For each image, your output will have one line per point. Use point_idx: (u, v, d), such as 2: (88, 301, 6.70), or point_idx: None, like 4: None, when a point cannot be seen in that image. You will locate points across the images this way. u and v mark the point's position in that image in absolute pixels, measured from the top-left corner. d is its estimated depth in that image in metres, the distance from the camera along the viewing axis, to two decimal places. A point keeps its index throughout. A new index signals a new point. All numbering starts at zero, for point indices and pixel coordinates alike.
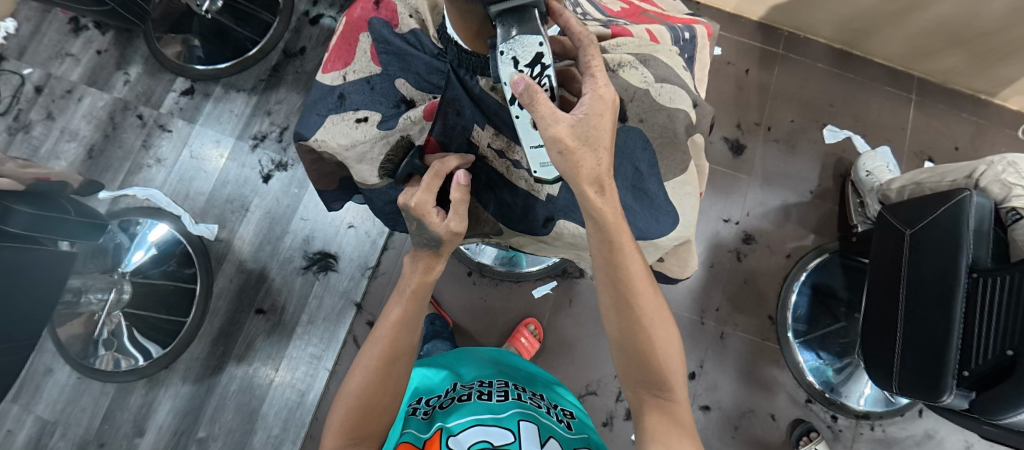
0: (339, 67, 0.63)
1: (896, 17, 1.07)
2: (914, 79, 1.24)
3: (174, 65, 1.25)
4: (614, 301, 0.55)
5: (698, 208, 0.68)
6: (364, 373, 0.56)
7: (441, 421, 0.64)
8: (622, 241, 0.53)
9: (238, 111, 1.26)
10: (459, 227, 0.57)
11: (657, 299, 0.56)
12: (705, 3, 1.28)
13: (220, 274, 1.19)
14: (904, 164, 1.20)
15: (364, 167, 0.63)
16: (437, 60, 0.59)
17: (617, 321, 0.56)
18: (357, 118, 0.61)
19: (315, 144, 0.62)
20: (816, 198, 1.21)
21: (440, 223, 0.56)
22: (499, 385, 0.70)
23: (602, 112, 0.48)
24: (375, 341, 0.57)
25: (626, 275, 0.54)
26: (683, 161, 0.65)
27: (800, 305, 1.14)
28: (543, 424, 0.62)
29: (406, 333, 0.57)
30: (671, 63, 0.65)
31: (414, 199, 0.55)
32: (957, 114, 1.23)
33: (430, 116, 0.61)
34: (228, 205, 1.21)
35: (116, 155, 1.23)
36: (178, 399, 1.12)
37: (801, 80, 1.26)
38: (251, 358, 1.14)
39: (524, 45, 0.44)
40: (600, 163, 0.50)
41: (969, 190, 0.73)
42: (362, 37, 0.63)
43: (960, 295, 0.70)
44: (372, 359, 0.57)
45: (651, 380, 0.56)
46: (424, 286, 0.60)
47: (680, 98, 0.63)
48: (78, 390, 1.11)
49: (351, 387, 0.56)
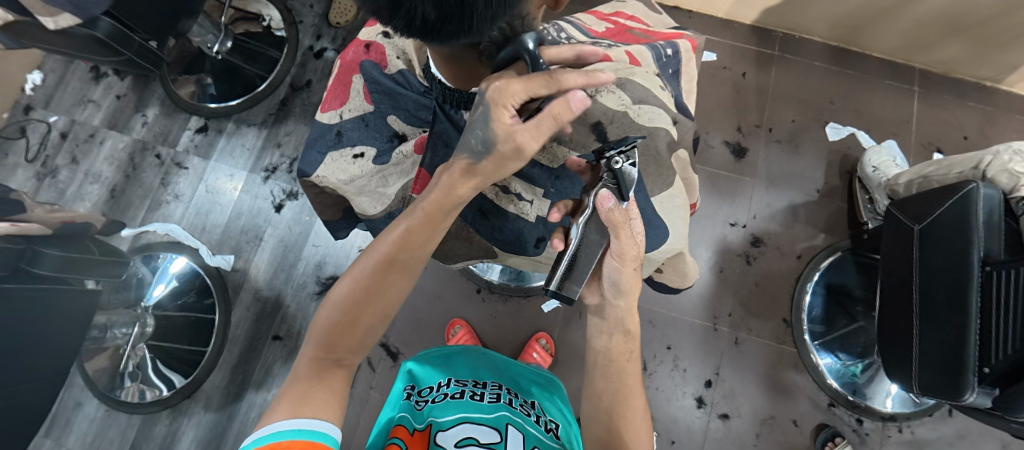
0: (335, 107, 0.66)
1: (890, 12, 1.07)
2: (915, 71, 1.23)
3: (188, 105, 1.30)
4: (605, 389, 0.61)
5: (688, 220, 0.68)
6: (355, 281, 0.56)
7: (432, 415, 0.66)
8: (631, 325, 0.62)
9: (249, 144, 1.30)
10: (526, 144, 0.49)
11: (644, 405, 0.61)
12: (697, 11, 1.29)
13: (237, 303, 1.22)
14: (912, 157, 1.19)
15: (363, 199, 0.65)
16: (425, 98, 0.63)
17: (601, 383, 0.61)
18: (353, 155, 0.65)
19: (317, 180, 0.65)
20: (823, 197, 1.20)
21: (506, 124, 0.48)
22: (493, 387, 0.72)
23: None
24: (372, 256, 0.57)
25: (625, 372, 0.61)
26: (669, 174, 0.66)
27: (815, 306, 1.12)
28: (528, 431, 0.63)
29: (417, 235, 0.56)
30: (648, 84, 0.66)
31: (503, 83, 0.45)
32: (963, 103, 1.20)
33: (420, 149, 0.64)
34: (243, 236, 1.25)
35: (137, 193, 1.28)
36: (200, 427, 1.15)
37: (799, 80, 1.25)
38: (269, 384, 1.17)
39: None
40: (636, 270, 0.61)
41: (975, 181, 0.72)
42: (355, 79, 0.66)
43: (975, 290, 0.69)
44: (366, 272, 0.56)
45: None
46: (442, 212, 0.56)
47: (659, 117, 0.64)
48: (106, 423, 1.15)
49: (340, 291, 0.57)
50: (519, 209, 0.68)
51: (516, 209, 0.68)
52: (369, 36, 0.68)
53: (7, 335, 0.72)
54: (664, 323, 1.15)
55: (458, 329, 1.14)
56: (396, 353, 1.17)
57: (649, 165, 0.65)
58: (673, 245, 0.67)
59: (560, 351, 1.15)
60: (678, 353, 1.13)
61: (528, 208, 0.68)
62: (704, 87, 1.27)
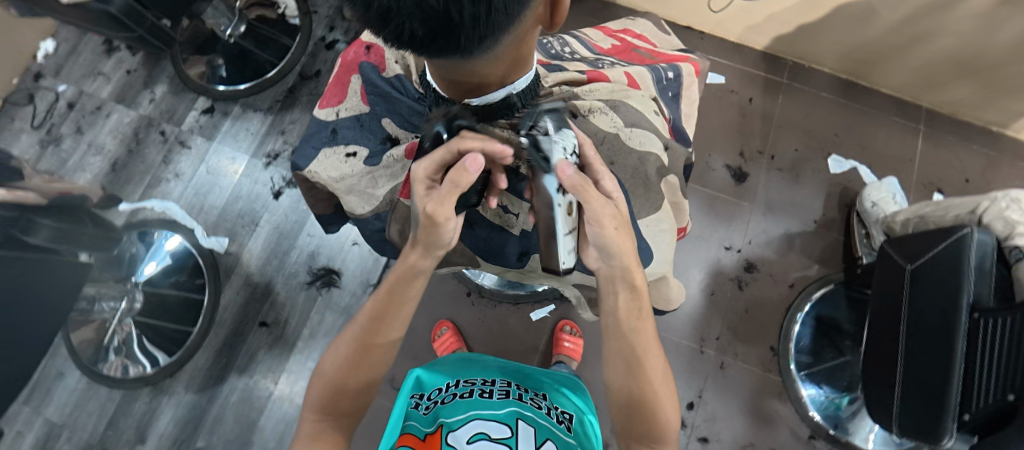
0: (333, 104, 0.67)
1: (902, 49, 1.07)
2: (922, 110, 1.23)
3: (196, 85, 1.31)
4: (623, 357, 0.57)
5: (674, 244, 0.67)
6: (342, 348, 0.59)
7: (441, 415, 0.66)
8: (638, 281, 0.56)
9: (254, 129, 1.31)
10: (441, 215, 0.50)
11: (661, 356, 0.59)
12: (709, 32, 1.30)
13: (227, 286, 1.23)
14: (912, 195, 1.18)
15: (353, 198, 0.65)
16: (419, 104, 0.63)
17: (617, 348, 0.58)
18: (346, 153, 0.64)
19: (309, 175, 0.65)
20: (820, 228, 1.19)
21: (423, 197, 0.51)
22: (501, 385, 0.72)
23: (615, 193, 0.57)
24: (351, 329, 0.59)
25: (641, 334, 0.57)
26: (656, 199, 0.64)
27: (803, 336, 1.12)
28: (540, 424, 0.64)
29: (391, 301, 0.58)
30: (643, 108, 0.65)
31: (417, 164, 0.51)
32: (968, 145, 1.20)
33: (410, 155, 0.62)
34: (239, 220, 1.26)
35: (138, 168, 1.29)
36: (180, 407, 1.16)
37: (806, 109, 1.25)
38: (252, 370, 1.17)
39: (564, 139, 0.52)
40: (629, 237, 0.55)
41: (970, 227, 0.72)
42: (353, 78, 0.66)
43: (962, 335, 0.68)
44: (350, 338, 0.59)
45: (646, 434, 0.57)
46: (405, 278, 0.57)
47: (651, 142, 0.63)
48: (86, 395, 1.15)
49: (329, 362, 0.59)
50: (504, 220, 0.67)
51: (501, 220, 0.67)
52: (372, 37, 0.68)
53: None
54: None
55: (444, 330, 1.14)
56: None
57: (637, 188, 0.63)
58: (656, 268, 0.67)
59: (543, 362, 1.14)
60: None
61: (514, 222, 0.67)
62: (710, 109, 1.27)
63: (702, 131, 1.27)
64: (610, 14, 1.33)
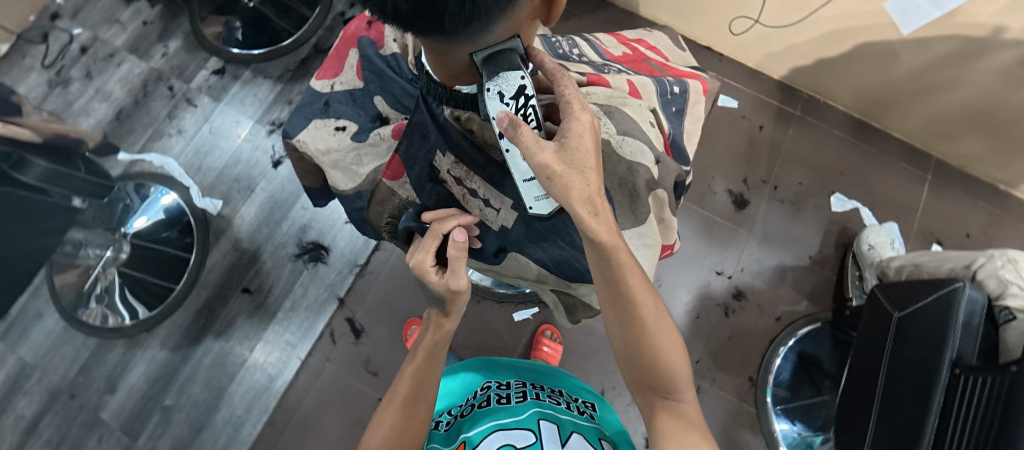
0: (329, 77, 0.66)
1: (920, 94, 1.05)
2: (932, 159, 1.21)
3: (211, 45, 1.31)
4: (617, 319, 0.52)
5: (655, 262, 0.64)
6: (387, 423, 0.57)
7: (463, 432, 0.63)
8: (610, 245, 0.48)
9: (261, 96, 1.30)
10: (461, 286, 0.52)
11: (655, 300, 0.53)
12: (728, 55, 1.29)
13: (215, 248, 1.22)
14: (910, 243, 1.17)
15: (336, 173, 0.65)
16: (410, 85, 0.62)
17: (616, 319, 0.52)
18: (336, 127, 0.64)
19: (298, 144, 0.64)
20: (814, 264, 1.18)
21: (440, 282, 0.52)
22: (517, 386, 0.70)
23: (581, 135, 0.45)
24: (392, 399, 0.59)
25: (627, 292, 0.50)
26: (641, 212, 0.61)
27: (784, 370, 1.10)
28: (563, 420, 0.62)
29: (429, 367, 0.59)
30: (637, 118, 0.63)
31: (413, 260, 0.51)
32: (973, 201, 1.19)
33: (397, 135, 0.62)
34: (236, 184, 1.25)
35: (141, 120, 1.28)
36: (152, 363, 1.15)
37: (815, 144, 1.24)
38: (229, 335, 1.17)
39: (507, 80, 0.44)
40: (590, 184, 0.46)
41: (962, 281, 0.71)
42: (351, 53, 0.66)
43: (940, 391, 0.65)
44: (394, 410, 0.58)
45: (657, 385, 0.54)
46: (439, 343, 0.59)
47: (643, 153, 0.60)
48: (62, 339, 1.15)
49: (375, 442, 0.58)
50: (483, 213, 0.60)
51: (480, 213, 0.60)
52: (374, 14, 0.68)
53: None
54: None
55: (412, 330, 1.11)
56: (360, 330, 1.17)
57: (623, 197, 0.61)
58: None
59: None
60: None
61: (493, 217, 0.60)
62: (719, 132, 1.26)
63: (708, 152, 1.25)
64: (632, 24, 1.32)
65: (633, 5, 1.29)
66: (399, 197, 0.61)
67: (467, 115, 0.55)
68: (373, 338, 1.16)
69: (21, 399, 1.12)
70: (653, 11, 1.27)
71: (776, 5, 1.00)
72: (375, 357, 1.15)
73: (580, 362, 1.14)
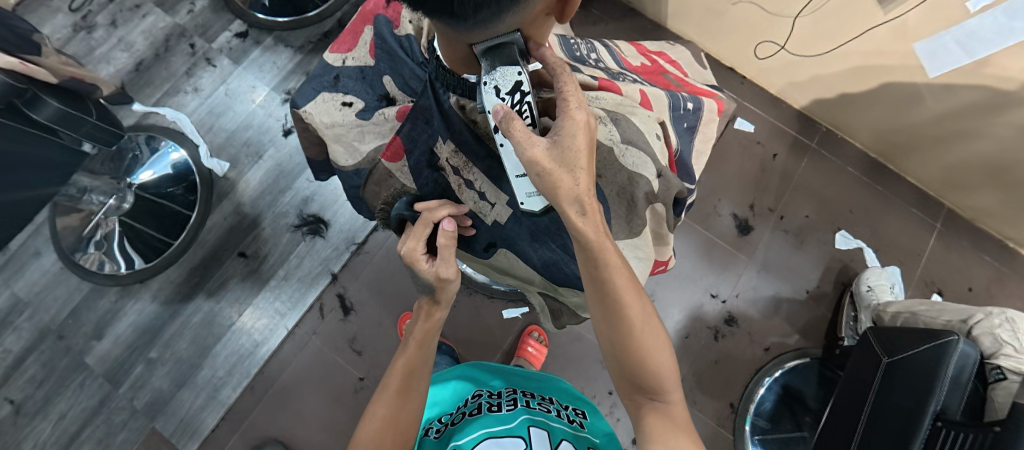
0: (342, 51, 0.66)
1: (940, 141, 1.04)
2: (943, 208, 1.20)
3: (237, 8, 1.31)
4: (604, 319, 0.51)
5: (646, 276, 0.64)
6: (379, 414, 0.54)
7: (454, 439, 0.62)
8: (594, 241, 0.48)
9: (281, 64, 1.31)
10: (450, 274, 0.52)
11: (643, 301, 0.52)
12: (751, 78, 1.27)
13: (217, 210, 1.23)
14: (910, 290, 1.16)
15: (338, 147, 0.65)
16: (420, 69, 0.61)
17: (602, 317, 0.51)
18: (343, 102, 0.64)
19: (303, 115, 0.65)
20: (810, 299, 1.17)
21: (430, 270, 0.53)
22: (508, 394, 0.69)
23: (575, 134, 0.45)
24: (384, 390, 0.56)
25: (613, 291, 0.49)
26: (638, 225, 0.61)
27: (766, 400, 1.09)
28: (553, 428, 0.62)
29: (418, 359, 0.57)
30: (644, 129, 0.61)
31: (403, 247, 0.53)
32: (980, 255, 1.17)
33: (401, 117, 0.62)
34: (244, 148, 1.26)
35: (160, 74, 1.29)
36: (142, 315, 1.17)
37: (826, 179, 1.23)
38: (220, 296, 1.18)
39: (504, 74, 0.44)
40: (579, 185, 0.46)
41: (957, 335, 0.70)
42: (367, 30, 0.66)
43: (921, 440, 0.64)
44: (385, 401, 0.55)
45: (644, 386, 0.52)
46: (431, 333, 0.58)
47: (644, 165, 0.59)
48: (57, 280, 1.17)
49: (367, 432, 0.54)
50: (477, 206, 0.59)
51: (474, 205, 0.60)
52: None
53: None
54: None
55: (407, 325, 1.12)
56: (349, 308, 1.17)
57: (620, 207, 0.60)
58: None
59: (502, 361, 1.14)
60: (617, 400, 1.10)
61: (487, 211, 0.60)
62: (732, 155, 1.25)
63: (717, 174, 1.24)
64: (658, 36, 1.31)
65: (662, 17, 1.28)
66: (396, 179, 0.60)
67: (472, 105, 0.55)
68: (361, 317, 1.17)
69: (10, 334, 1.13)
70: (680, 26, 1.26)
71: (805, 34, 0.99)
72: (361, 336, 1.16)
73: (562, 367, 1.14)
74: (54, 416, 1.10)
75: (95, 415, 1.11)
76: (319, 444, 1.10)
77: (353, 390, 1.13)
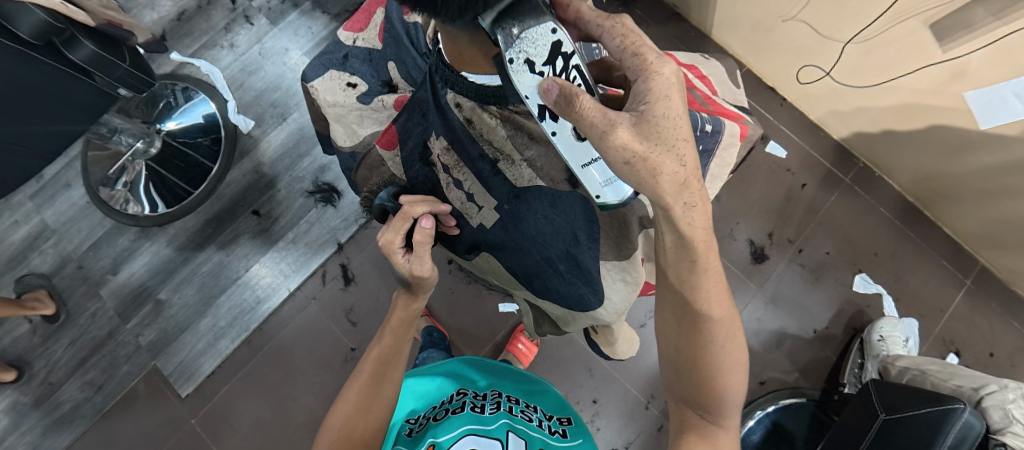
0: (354, 30, 0.67)
1: (988, 196, 0.97)
2: (977, 265, 1.12)
3: None
4: (677, 326, 0.51)
5: (633, 296, 0.63)
6: (346, 402, 0.55)
7: (431, 435, 0.61)
8: (705, 261, 0.48)
9: (316, 29, 1.31)
10: (424, 271, 0.53)
11: (731, 319, 0.51)
12: (790, 101, 1.21)
13: (237, 167, 1.25)
14: (924, 346, 1.10)
15: (338, 127, 0.67)
16: (422, 59, 0.60)
17: (677, 331, 0.51)
18: (348, 82, 0.65)
19: (311, 90, 0.67)
20: (817, 339, 1.13)
21: (405, 265, 0.53)
22: (493, 397, 0.68)
23: (667, 95, 0.42)
24: (358, 376, 0.56)
25: (703, 298, 0.49)
26: (628, 248, 0.59)
27: (755, 431, 1.06)
28: (531, 436, 0.61)
29: (396, 347, 0.57)
30: None
31: (382, 239, 0.53)
32: (1009, 321, 1.09)
33: (397, 107, 0.63)
34: (271, 109, 1.28)
35: (200, 26, 1.31)
36: (157, 257, 1.21)
37: (855, 217, 1.17)
38: (230, 249, 1.21)
39: (535, 42, 0.39)
40: (685, 165, 0.44)
41: (964, 404, 0.67)
42: (379, 12, 0.66)
43: None
44: (360, 390, 0.55)
45: (698, 406, 0.52)
46: (408, 322, 0.59)
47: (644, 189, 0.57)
48: (82, 212, 1.22)
49: (336, 421, 0.54)
50: (463, 207, 0.59)
51: (461, 207, 0.59)
52: None
53: (14, 112, 0.73)
54: (602, 377, 1.11)
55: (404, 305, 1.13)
56: (350, 277, 1.19)
57: (611, 229, 0.58)
58: (604, 314, 0.64)
59: (491, 353, 1.14)
60: (600, 410, 1.10)
61: (474, 213, 0.59)
62: (758, 178, 1.20)
63: (738, 196, 1.20)
64: (699, 45, 1.26)
65: (707, 26, 1.23)
66: (387, 167, 0.60)
67: (470, 104, 0.53)
68: (361, 289, 1.18)
69: (35, 257, 1.20)
70: (725, 38, 1.21)
71: (856, 62, 0.93)
72: (358, 308, 1.17)
73: (549, 368, 1.13)
74: (66, 341, 1.17)
75: (102, 345, 1.17)
76: (304, 405, 1.13)
77: (344, 358, 1.15)
